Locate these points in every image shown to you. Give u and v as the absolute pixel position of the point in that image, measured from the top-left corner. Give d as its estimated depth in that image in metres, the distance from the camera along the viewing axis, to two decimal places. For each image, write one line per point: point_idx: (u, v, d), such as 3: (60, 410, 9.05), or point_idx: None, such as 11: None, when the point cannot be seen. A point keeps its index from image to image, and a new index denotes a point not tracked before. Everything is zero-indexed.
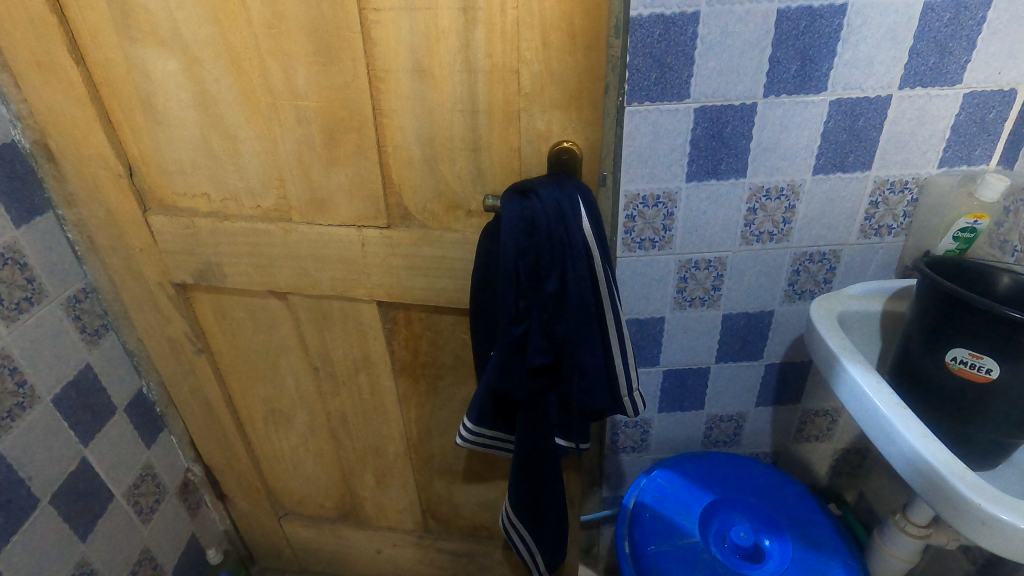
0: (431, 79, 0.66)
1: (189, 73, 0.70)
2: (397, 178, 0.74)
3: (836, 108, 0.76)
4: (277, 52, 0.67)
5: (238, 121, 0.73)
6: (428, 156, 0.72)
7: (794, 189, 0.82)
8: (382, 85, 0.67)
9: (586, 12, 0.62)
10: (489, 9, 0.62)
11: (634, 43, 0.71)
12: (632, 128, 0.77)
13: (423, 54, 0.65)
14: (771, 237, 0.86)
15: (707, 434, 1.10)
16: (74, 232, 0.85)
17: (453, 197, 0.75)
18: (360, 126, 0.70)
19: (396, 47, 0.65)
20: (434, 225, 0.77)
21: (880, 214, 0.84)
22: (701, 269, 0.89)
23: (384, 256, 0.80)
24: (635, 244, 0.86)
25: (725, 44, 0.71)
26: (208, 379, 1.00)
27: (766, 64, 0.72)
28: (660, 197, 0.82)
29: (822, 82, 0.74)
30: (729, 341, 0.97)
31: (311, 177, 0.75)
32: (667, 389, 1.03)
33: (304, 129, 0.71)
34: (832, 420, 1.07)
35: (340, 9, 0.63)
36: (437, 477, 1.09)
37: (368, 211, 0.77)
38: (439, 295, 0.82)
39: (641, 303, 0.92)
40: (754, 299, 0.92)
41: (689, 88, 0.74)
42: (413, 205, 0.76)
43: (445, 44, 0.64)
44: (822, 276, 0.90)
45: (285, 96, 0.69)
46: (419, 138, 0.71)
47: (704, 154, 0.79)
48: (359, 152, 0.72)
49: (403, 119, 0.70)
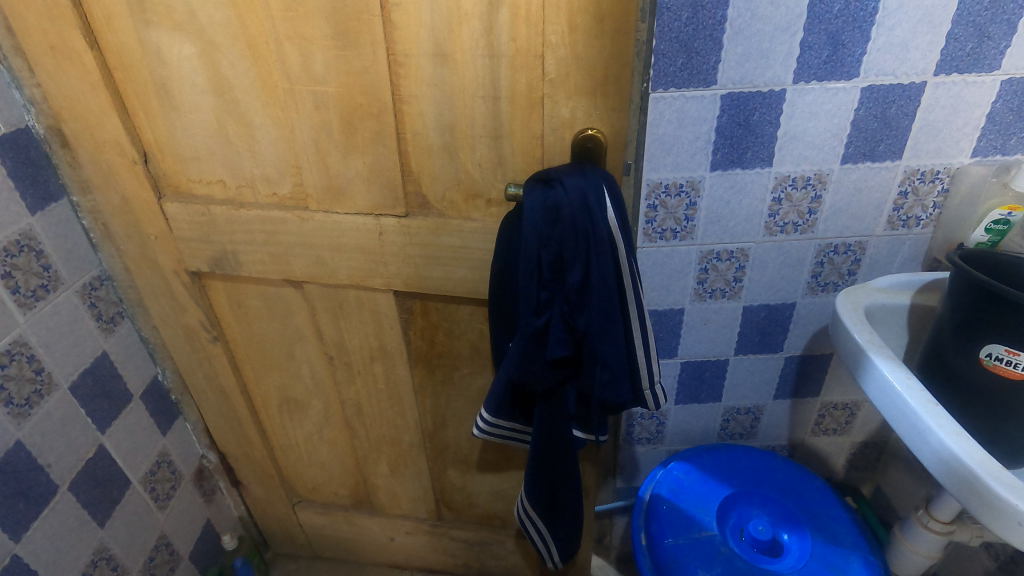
0: (452, 64, 0.64)
1: (205, 58, 0.69)
2: (416, 166, 0.72)
3: (868, 94, 0.74)
4: (294, 36, 0.65)
5: (254, 106, 0.71)
6: (447, 143, 0.70)
7: (820, 179, 0.81)
8: (402, 70, 0.65)
9: None
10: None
11: (660, 28, 0.70)
12: (655, 115, 0.75)
13: (445, 38, 0.62)
14: (795, 228, 0.85)
15: (724, 426, 1.09)
16: (89, 218, 0.84)
17: (473, 186, 0.73)
18: (379, 112, 0.68)
19: (416, 31, 0.63)
20: (452, 214, 0.75)
21: (909, 205, 0.83)
22: (723, 260, 0.88)
23: (402, 245, 0.78)
24: (656, 234, 0.85)
25: (755, 28, 0.69)
26: (223, 367, 0.99)
27: (798, 49, 0.71)
28: (684, 186, 0.81)
29: (855, 68, 0.72)
30: (750, 333, 0.96)
31: (328, 165, 0.73)
32: (684, 381, 1.02)
33: (322, 116, 0.70)
34: (851, 414, 1.07)
35: None
36: (451, 466, 1.09)
37: (386, 199, 0.75)
38: (456, 285, 0.81)
39: (661, 293, 0.91)
40: (776, 291, 0.91)
41: (716, 74, 0.72)
42: (432, 194, 0.74)
43: (467, 28, 0.61)
44: (846, 268, 0.89)
45: (302, 81, 0.67)
46: (438, 125, 0.68)
47: (730, 143, 0.77)
48: (377, 139, 0.70)
49: (423, 105, 0.67)
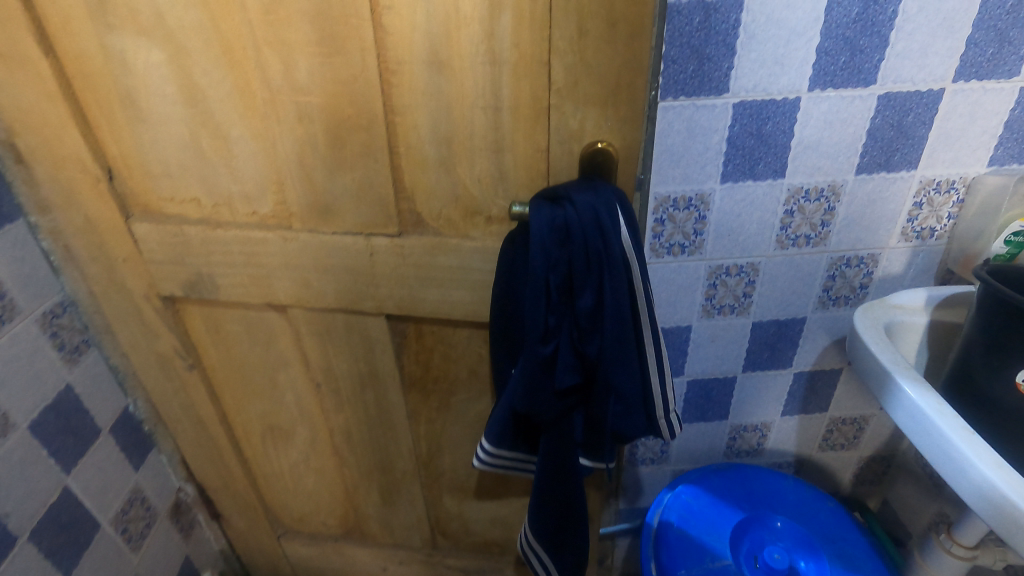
0: (450, 71, 0.59)
1: (176, 65, 0.63)
2: (410, 181, 0.67)
3: (885, 102, 0.71)
4: (275, 42, 0.59)
5: (231, 118, 0.65)
6: (444, 157, 0.64)
7: (834, 191, 0.77)
8: (394, 78, 0.60)
9: None
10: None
11: (671, 32, 0.65)
12: (664, 125, 0.71)
13: (441, 43, 0.57)
14: (807, 241, 0.81)
15: (730, 444, 1.05)
16: (49, 240, 0.77)
17: (471, 203, 0.67)
18: (369, 123, 0.63)
19: (410, 36, 0.57)
20: (449, 232, 0.70)
21: (923, 216, 0.80)
22: (732, 275, 0.84)
23: (394, 266, 0.72)
24: (664, 249, 0.81)
25: (770, 33, 0.65)
26: (200, 396, 0.92)
27: (814, 55, 0.67)
28: (693, 199, 0.76)
29: (872, 75, 0.69)
30: (758, 350, 0.92)
31: (314, 181, 0.67)
32: (691, 399, 0.98)
33: (306, 128, 0.64)
34: (859, 427, 1.04)
35: None
36: (447, 493, 1.03)
37: (377, 217, 0.69)
38: (453, 308, 0.75)
39: (668, 310, 0.87)
40: (787, 306, 0.88)
41: (728, 82, 0.68)
42: (427, 211, 0.69)
43: (467, 32, 0.56)
44: (858, 281, 0.86)
45: (284, 91, 0.62)
46: (434, 138, 0.63)
47: (742, 153, 0.73)
48: (368, 153, 0.65)
49: (418, 116, 0.62)
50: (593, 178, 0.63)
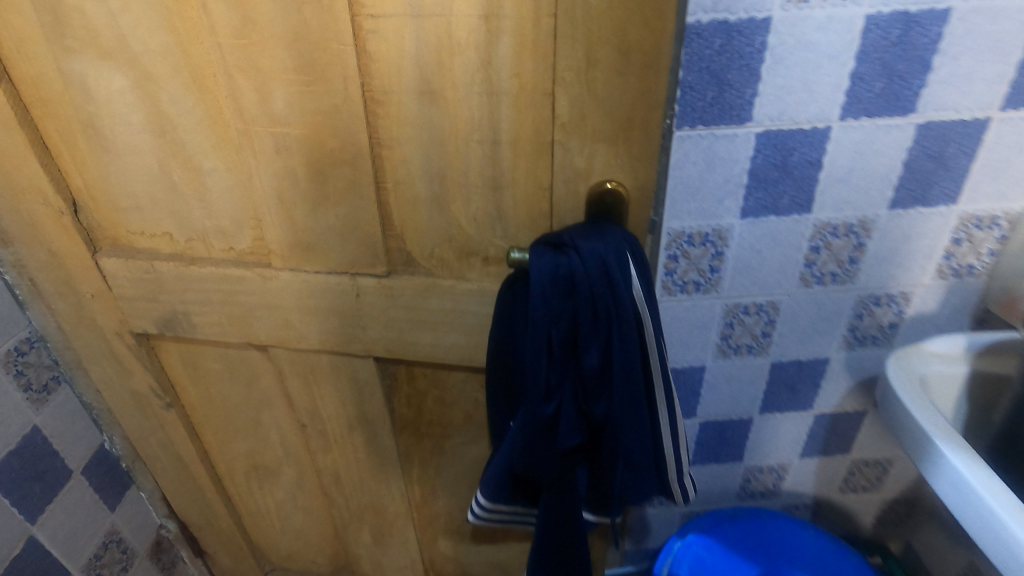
0: (442, 101, 0.53)
1: (142, 92, 0.57)
2: (399, 219, 0.61)
3: (924, 132, 0.64)
4: (248, 68, 0.53)
5: (204, 149, 0.59)
6: (436, 194, 0.58)
7: (865, 226, 0.71)
8: (381, 108, 0.54)
9: (646, 21, 0.47)
10: (519, 15, 0.48)
11: (688, 56, 0.59)
12: (679, 157, 0.65)
13: (433, 72, 0.51)
14: (834, 279, 0.75)
15: (744, 486, 0.99)
16: (13, 275, 0.71)
17: (467, 243, 0.62)
18: (354, 157, 0.57)
19: (398, 63, 0.51)
20: (443, 273, 0.64)
21: (961, 253, 0.73)
22: (751, 314, 0.77)
23: (383, 307, 0.66)
24: (676, 287, 0.74)
25: (799, 57, 0.59)
26: (179, 435, 0.87)
27: (847, 81, 0.60)
28: (709, 235, 0.70)
29: (911, 103, 0.62)
30: (777, 391, 0.86)
31: (294, 218, 0.62)
32: (703, 441, 0.91)
33: (285, 161, 0.58)
34: (882, 470, 0.97)
35: (328, 14, 0.50)
36: (443, 536, 0.97)
37: (363, 256, 0.63)
38: (447, 352, 0.69)
39: (680, 350, 0.80)
40: (809, 346, 0.81)
41: (751, 110, 0.62)
42: (419, 250, 0.63)
43: (461, 59, 0.50)
44: (887, 320, 0.79)
45: (259, 121, 0.56)
46: (425, 173, 0.57)
47: (764, 187, 0.67)
48: (352, 189, 0.59)
49: (407, 150, 0.56)
50: (602, 221, 0.56)
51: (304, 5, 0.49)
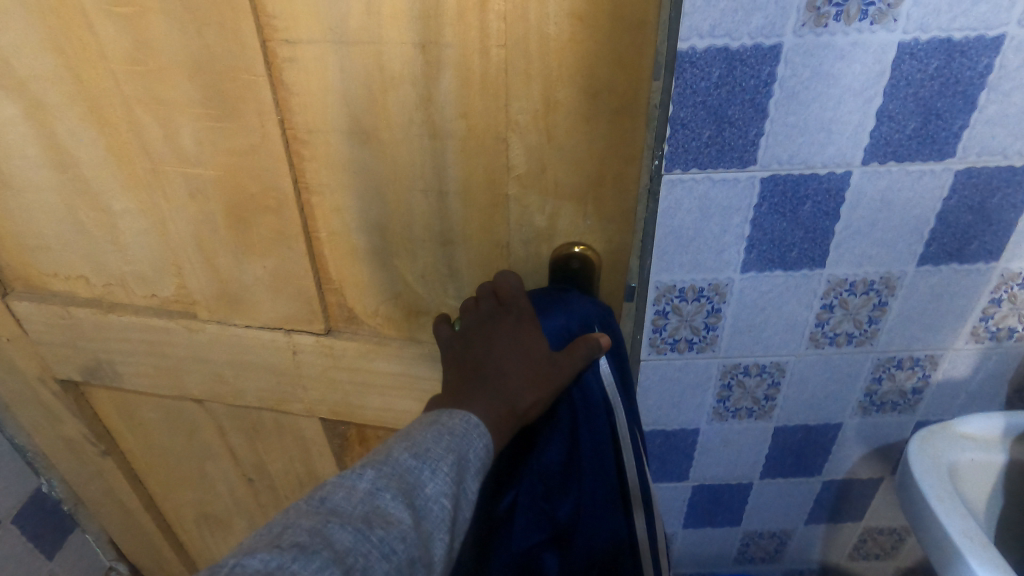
0: (376, 144, 0.44)
1: (35, 123, 0.49)
2: (337, 274, 0.53)
3: (964, 179, 0.54)
4: (147, 100, 0.44)
5: (111, 188, 0.51)
6: (378, 248, 0.50)
7: (888, 283, 0.60)
8: (306, 150, 0.45)
9: (619, 60, 0.38)
10: (462, 47, 0.38)
11: (680, 89, 0.49)
12: (669, 203, 0.55)
13: (363, 110, 0.42)
14: (849, 340, 0.65)
15: (742, 550, 0.89)
16: None
17: (416, 302, 0.53)
18: (278, 204, 0.48)
19: (321, 99, 0.42)
20: (391, 333, 0.55)
21: (1001, 315, 0.63)
22: (752, 375, 0.68)
23: (324, 367, 0.58)
24: (666, 345, 0.65)
25: (815, 91, 0.49)
26: (120, 482, 0.80)
27: (873, 119, 0.50)
28: (705, 290, 0.60)
29: (950, 146, 0.52)
30: (781, 455, 0.76)
31: (217, 267, 0.53)
32: (696, 504, 0.82)
33: (200, 207, 0.49)
34: (898, 538, 0.87)
35: (232, 39, 0.40)
36: None
37: (299, 312, 0.55)
38: (399, 419, 0.61)
39: (670, 411, 0.71)
40: (818, 410, 0.71)
41: (756, 152, 0.52)
42: (362, 308, 0.54)
43: (396, 96, 0.41)
44: (910, 385, 0.69)
45: (167, 160, 0.47)
46: (364, 225, 0.49)
47: (770, 238, 0.57)
48: (280, 239, 0.50)
49: (340, 198, 0.47)
50: (570, 288, 0.48)
51: (204, 28, 0.40)
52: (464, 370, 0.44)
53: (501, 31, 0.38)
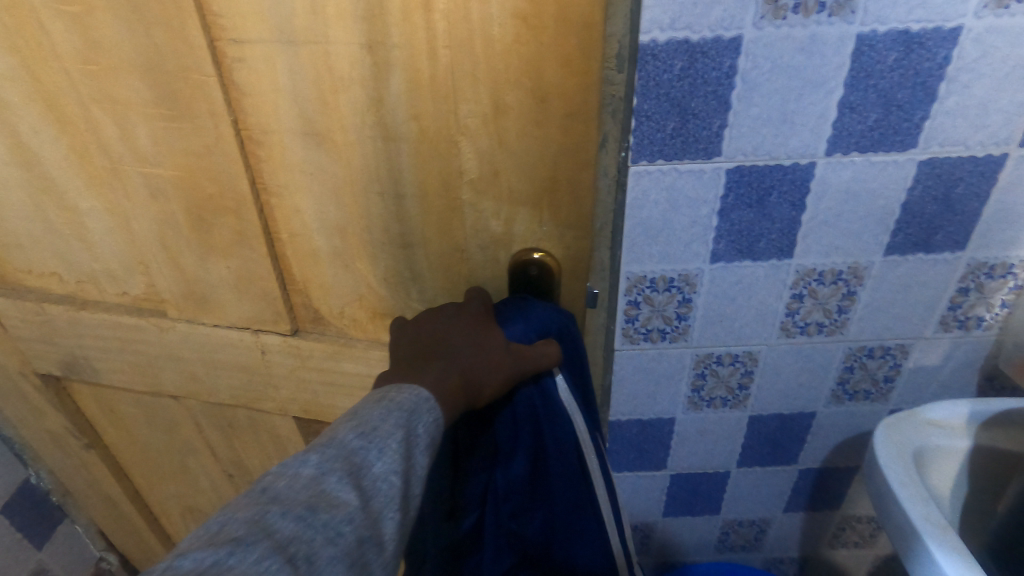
0: (330, 145, 0.45)
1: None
2: (300, 275, 0.54)
3: (927, 169, 0.55)
4: (103, 99, 0.46)
5: (76, 187, 0.52)
6: (338, 249, 0.51)
7: (856, 273, 0.61)
8: (262, 150, 0.47)
9: (563, 59, 0.40)
10: (409, 49, 0.40)
11: (643, 81, 0.49)
12: (637, 194, 0.55)
13: (315, 111, 0.44)
14: (820, 329, 0.66)
15: (722, 539, 0.90)
16: None
17: (380, 303, 0.54)
18: (236, 206, 0.49)
19: (273, 101, 0.44)
20: (357, 334, 0.57)
21: (969, 304, 0.64)
22: (725, 365, 0.68)
23: (292, 367, 0.59)
24: (639, 335, 0.65)
25: (776, 82, 0.49)
26: (104, 475, 0.81)
27: (835, 111, 0.51)
28: (675, 280, 0.61)
29: (912, 136, 0.53)
30: (757, 444, 0.77)
31: (182, 267, 0.54)
32: (675, 493, 0.83)
33: (161, 206, 0.51)
34: (876, 527, 0.88)
35: (181, 41, 0.42)
36: None
37: (263, 312, 0.56)
38: None
39: (646, 401, 0.72)
40: (792, 399, 0.72)
41: (721, 143, 0.52)
42: (327, 308, 0.56)
43: (347, 95, 0.43)
44: (882, 374, 0.70)
45: (127, 159, 0.49)
46: (323, 227, 0.50)
47: (738, 228, 0.58)
48: (241, 240, 0.52)
49: (298, 200, 0.49)
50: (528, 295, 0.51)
51: (153, 27, 0.41)
52: (424, 348, 0.47)
53: (446, 32, 0.40)
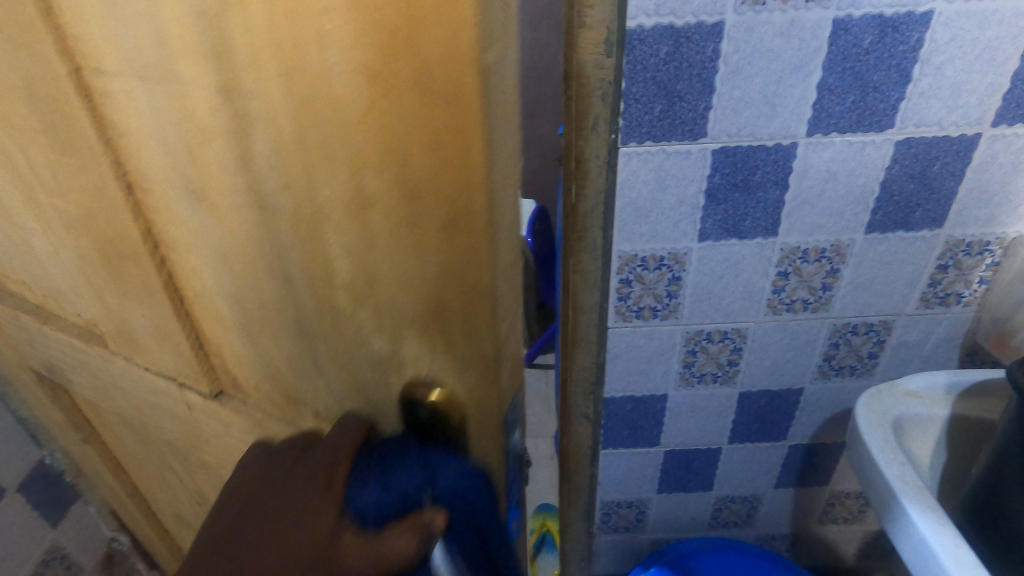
0: (207, 206, 0.33)
1: None
2: (211, 336, 0.43)
3: (904, 149, 0.57)
4: None
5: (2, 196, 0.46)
6: (241, 323, 0.39)
7: (838, 251, 0.64)
8: (149, 199, 0.36)
9: (459, 130, 0.25)
10: (268, 104, 0.26)
11: (631, 66, 0.52)
12: (627, 175, 0.58)
13: (186, 163, 0.31)
14: (805, 307, 0.68)
15: (715, 515, 0.93)
16: None
17: (289, 388, 0.41)
18: (134, 256, 0.40)
19: (143, 137, 0.32)
20: (274, 414, 0.44)
21: (949, 281, 0.66)
22: (714, 341, 0.71)
23: (216, 432, 0.51)
24: (631, 312, 0.68)
25: (756, 66, 0.52)
26: (103, 469, 0.82)
27: (814, 94, 0.53)
28: (664, 258, 0.64)
29: (888, 117, 0.55)
30: (747, 421, 0.80)
31: (108, 304, 0.48)
32: (669, 470, 0.86)
33: (74, 237, 0.43)
34: (865, 503, 0.90)
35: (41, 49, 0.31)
36: None
37: (183, 369, 0.48)
38: None
39: (638, 377, 0.75)
40: (780, 376, 0.75)
41: (706, 124, 0.55)
42: (243, 381, 0.45)
43: (208, 149, 0.29)
44: (866, 350, 0.72)
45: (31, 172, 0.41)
46: (223, 297, 0.38)
47: (724, 207, 0.61)
48: (147, 291, 0.43)
49: (194, 261, 0.38)
50: (410, 440, 0.35)
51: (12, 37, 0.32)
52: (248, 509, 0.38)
53: (268, 24, 0.24)
